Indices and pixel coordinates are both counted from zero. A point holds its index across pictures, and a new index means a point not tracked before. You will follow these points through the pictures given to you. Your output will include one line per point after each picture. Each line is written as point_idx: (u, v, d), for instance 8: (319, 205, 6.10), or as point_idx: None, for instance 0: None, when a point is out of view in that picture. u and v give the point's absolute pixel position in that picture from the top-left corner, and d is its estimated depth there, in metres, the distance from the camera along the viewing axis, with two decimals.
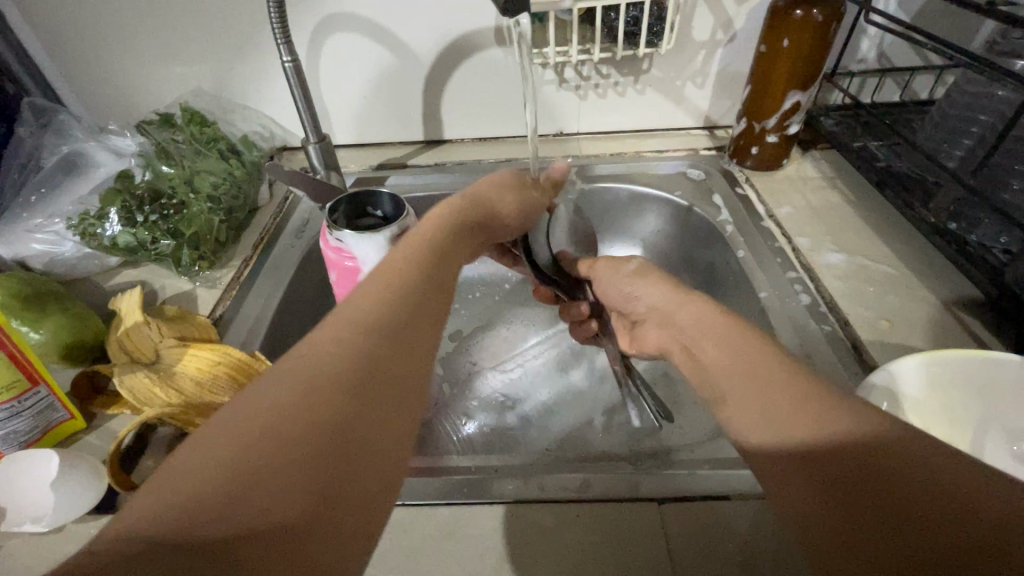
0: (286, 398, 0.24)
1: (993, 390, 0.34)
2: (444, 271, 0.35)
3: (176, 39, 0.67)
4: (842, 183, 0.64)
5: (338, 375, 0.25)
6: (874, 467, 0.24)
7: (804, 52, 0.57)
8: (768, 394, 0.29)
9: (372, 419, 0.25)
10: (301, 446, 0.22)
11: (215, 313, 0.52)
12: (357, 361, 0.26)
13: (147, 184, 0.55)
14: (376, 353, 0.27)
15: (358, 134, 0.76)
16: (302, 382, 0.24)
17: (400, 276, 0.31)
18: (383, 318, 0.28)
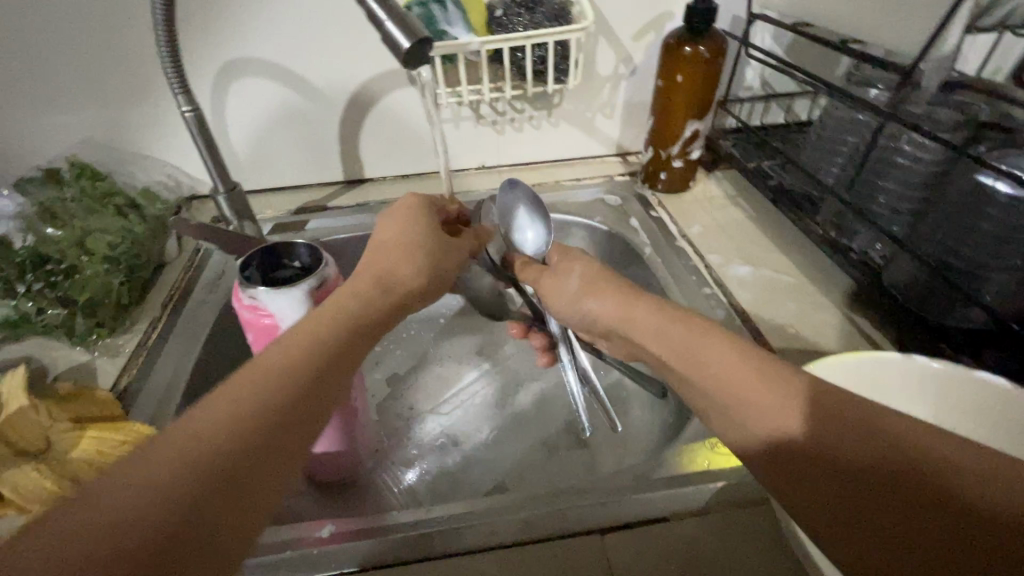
0: (139, 487, 0.23)
1: (885, 388, 0.38)
2: (349, 351, 0.34)
3: (60, 88, 0.63)
4: (743, 201, 0.69)
5: (201, 467, 0.25)
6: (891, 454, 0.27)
7: (696, 85, 0.62)
8: (762, 403, 0.31)
9: (223, 510, 0.25)
10: (140, 543, 0.22)
11: (119, 385, 0.48)
12: (225, 450, 0.26)
13: (28, 249, 0.50)
14: (246, 446, 0.26)
15: (273, 178, 0.73)
16: (172, 459, 0.24)
17: (293, 359, 0.31)
18: (264, 406, 0.28)
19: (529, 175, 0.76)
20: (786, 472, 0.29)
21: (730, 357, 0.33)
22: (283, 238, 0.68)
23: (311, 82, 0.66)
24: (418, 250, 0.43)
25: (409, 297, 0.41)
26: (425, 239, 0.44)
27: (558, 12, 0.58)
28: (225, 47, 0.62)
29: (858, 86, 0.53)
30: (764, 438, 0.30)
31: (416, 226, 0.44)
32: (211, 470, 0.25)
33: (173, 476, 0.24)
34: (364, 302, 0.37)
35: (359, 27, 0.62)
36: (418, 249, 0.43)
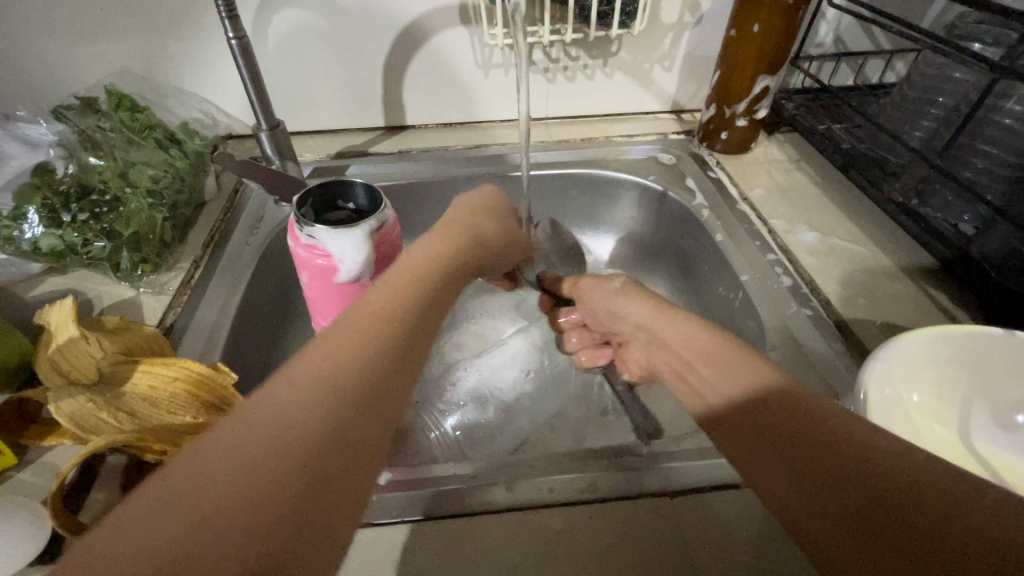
0: (303, 395, 0.24)
1: (980, 362, 0.35)
2: (435, 322, 0.34)
3: (95, 11, 0.59)
4: (806, 165, 0.65)
5: (348, 379, 0.26)
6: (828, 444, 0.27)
7: (774, 36, 0.57)
8: (718, 380, 0.34)
9: (370, 417, 0.26)
10: (311, 440, 0.23)
11: (166, 322, 0.47)
12: (367, 365, 0.27)
13: (73, 180, 0.48)
14: (383, 361, 0.28)
15: (314, 120, 0.70)
16: (324, 374, 0.26)
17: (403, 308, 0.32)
18: (388, 330, 0.30)
19: (578, 130, 0.72)
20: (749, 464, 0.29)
21: (707, 351, 0.37)
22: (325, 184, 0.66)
23: (356, 16, 0.62)
24: (491, 214, 0.48)
25: (490, 252, 0.46)
26: (493, 205, 0.49)
27: None
28: None
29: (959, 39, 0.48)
30: (726, 404, 0.33)
31: (480, 216, 0.47)
32: (360, 394, 0.26)
33: (344, 377, 0.26)
34: (459, 247, 0.41)
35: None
36: (493, 212, 0.48)
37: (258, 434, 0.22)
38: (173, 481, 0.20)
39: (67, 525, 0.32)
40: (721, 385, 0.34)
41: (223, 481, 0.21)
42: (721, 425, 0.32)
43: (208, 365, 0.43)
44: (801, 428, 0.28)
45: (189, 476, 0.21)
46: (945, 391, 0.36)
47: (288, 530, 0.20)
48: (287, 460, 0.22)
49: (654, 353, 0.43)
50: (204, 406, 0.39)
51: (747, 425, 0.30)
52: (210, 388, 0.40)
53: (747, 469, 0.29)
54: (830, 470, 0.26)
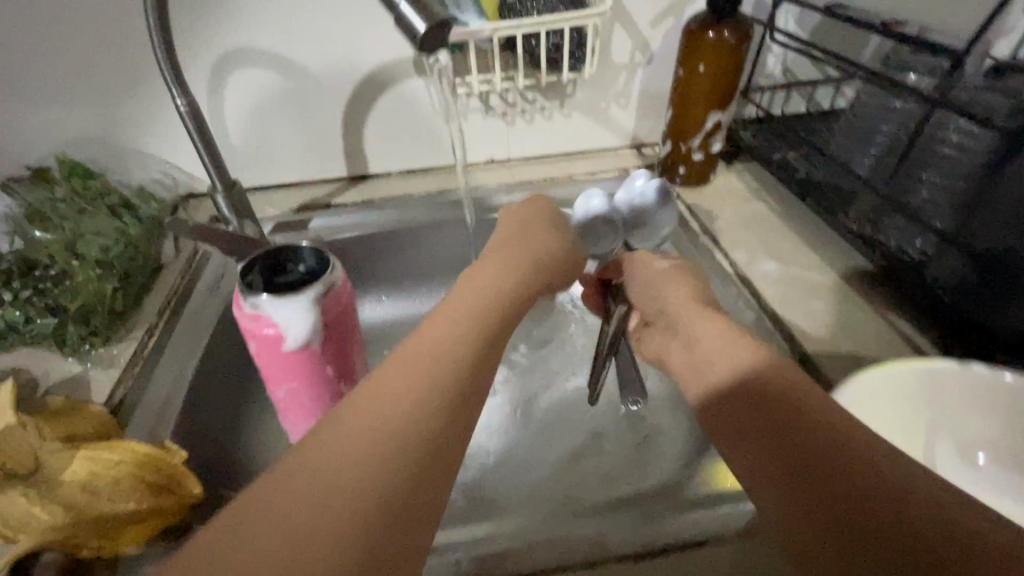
0: (369, 432, 0.25)
1: (939, 397, 0.35)
2: (498, 338, 0.34)
3: (48, 79, 0.59)
4: (766, 194, 0.66)
5: (416, 414, 0.27)
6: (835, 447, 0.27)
7: (719, 75, 0.58)
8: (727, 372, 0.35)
9: (442, 452, 0.26)
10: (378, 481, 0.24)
11: (115, 397, 0.45)
12: (434, 396, 0.28)
13: (17, 256, 0.47)
14: (444, 393, 0.28)
15: (276, 174, 0.70)
16: (387, 408, 0.27)
17: (461, 329, 0.32)
18: (448, 357, 0.30)
19: (541, 169, 0.73)
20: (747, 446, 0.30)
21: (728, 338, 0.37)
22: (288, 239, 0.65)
23: (312, 73, 0.62)
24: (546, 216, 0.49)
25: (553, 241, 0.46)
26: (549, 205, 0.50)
27: None
28: (221, 38, 0.58)
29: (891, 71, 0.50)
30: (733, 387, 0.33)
31: (527, 214, 0.49)
32: (426, 426, 0.26)
33: (409, 411, 0.27)
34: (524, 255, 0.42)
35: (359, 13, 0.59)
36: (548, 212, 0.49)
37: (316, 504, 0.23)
38: (244, 526, 0.22)
39: None
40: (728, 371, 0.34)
41: (298, 522, 0.22)
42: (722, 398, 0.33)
43: (157, 444, 0.42)
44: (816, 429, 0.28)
45: (248, 553, 0.21)
46: (910, 428, 0.36)
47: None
48: (347, 534, 0.22)
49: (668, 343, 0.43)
50: (149, 487, 0.37)
51: (751, 408, 0.31)
52: (158, 469, 0.38)
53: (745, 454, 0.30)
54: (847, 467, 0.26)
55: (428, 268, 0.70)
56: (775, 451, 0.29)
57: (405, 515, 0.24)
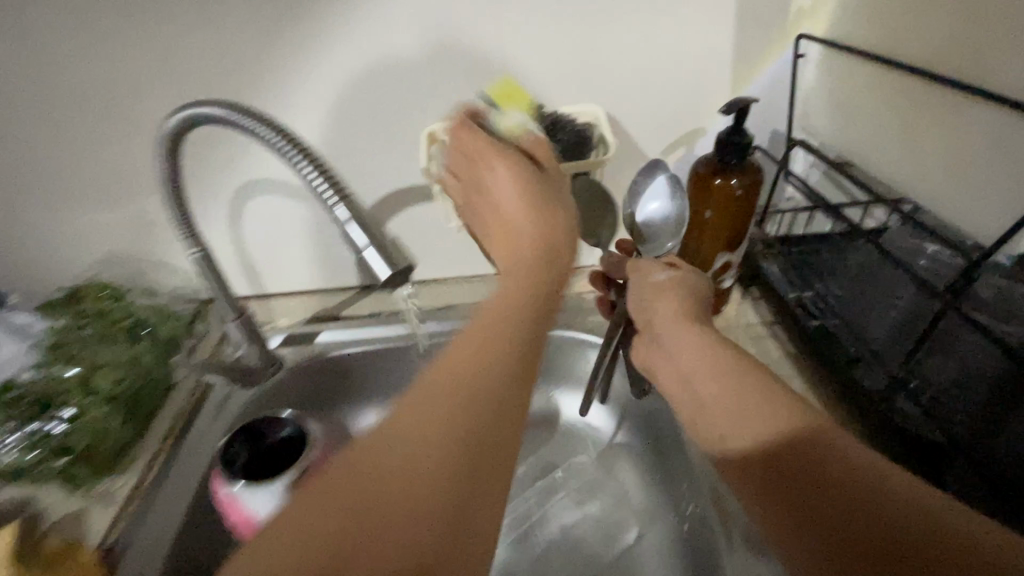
0: (417, 444, 0.27)
1: None
2: (534, 349, 0.35)
3: (87, 205, 0.64)
4: (781, 331, 0.63)
5: (458, 409, 0.29)
6: (839, 496, 0.32)
7: (728, 219, 0.57)
8: (733, 408, 0.40)
9: (493, 457, 0.29)
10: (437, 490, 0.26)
11: (107, 541, 0.48)
12: (479, 409, 0.29)
13: (37, 392, 0.51)
14: (487, 407, 0.30)
15: (294, 282, 0.73)
16: (434, 415, 0.28)
17: (504, 340, 0.34)
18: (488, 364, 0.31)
19: None
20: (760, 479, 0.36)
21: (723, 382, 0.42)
22: (295, 354, 0.66)
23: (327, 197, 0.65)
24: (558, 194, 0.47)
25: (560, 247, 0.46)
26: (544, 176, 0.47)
27: (576, 144, 0.56)
28: (241, 171, 0.62)
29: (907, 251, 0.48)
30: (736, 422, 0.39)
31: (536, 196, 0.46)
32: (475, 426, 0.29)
33: (453, 420, 0.28)
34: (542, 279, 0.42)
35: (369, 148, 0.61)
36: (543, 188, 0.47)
37: (422, 434, 0.28)
38: (285, 528, 0.25)
39: None
40: (725, 388, 0.41)
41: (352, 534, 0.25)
42: (716, 421, 0.41)
43: None
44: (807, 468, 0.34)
45: (298, 550, 0.24)
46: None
47: None
48: (402, 551, 0.24)
49: (655, 355, 0.50)
50: None
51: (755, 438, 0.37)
52: None
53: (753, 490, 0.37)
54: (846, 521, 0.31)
55: None
56: (760, 454, 0.37)
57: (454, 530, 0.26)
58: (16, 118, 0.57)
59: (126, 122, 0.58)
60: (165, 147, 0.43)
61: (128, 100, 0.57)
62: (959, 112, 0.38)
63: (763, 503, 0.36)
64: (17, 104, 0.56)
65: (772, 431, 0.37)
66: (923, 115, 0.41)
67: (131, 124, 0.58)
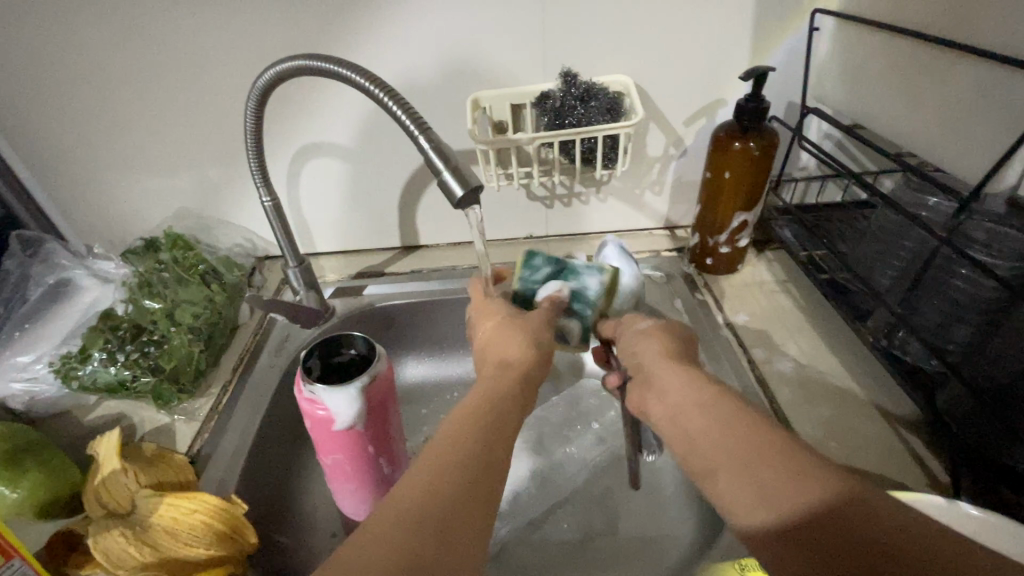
0: (366, 556, 0.28)
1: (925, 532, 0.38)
2: (488, 463, 0.35)
3: (163, 162, 0.72)
4: (794, 287, 0.67)
5: (413, 536, 0.29)
6: (832, 553, 0.29)
7: (747, 179, 0.62)
8: (739, 464, 0.33)
9: (440, 550, 0.29)
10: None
11: (192, 447, 0.54)
12: (424, 544, 0.29)
13: (129, 320, 0.58)
14: (434, 518, 0.30)
15: (341, 242, 0.79)
16: (377, 554, 0.28)
17: (446, 495, 0.32)
18: (435, 526, 0.30)
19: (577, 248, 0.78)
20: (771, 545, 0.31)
21: (731, 432, 0.35)
22: (344, 303, 0.73)
23: (376, 160, 0.71)
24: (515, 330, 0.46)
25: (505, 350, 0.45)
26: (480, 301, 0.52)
27: (612, 107, 0.60)
28: (302, 134, 0.69)
29: (911, 204, 0.53)
30: (726, 480, 0.34)
31: (488, 330, 0.47)
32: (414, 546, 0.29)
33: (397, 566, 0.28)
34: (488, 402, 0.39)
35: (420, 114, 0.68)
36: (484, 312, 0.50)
37: (378, 545, 0.29)
38: None
39: None
40: (716, 435, 0.35)
41: None
42: (706, 457, 0.35)
43: (222, 496, 0.49)
44: (824, 534, 0.29)
45: None
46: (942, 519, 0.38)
47: None
48: None
49: (645, 394, 0.42)
50: (218, 536, 0.45)
51: (740, 480, 0.33)
52: (227, 519, 0.46)
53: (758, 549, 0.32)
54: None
55: (462, 335, 0.76)
56: (761, 505, 0.32)
57: None
58: (111, 80, 0.65)
59: (205, 84, 0.66)
60: (254, 101, 0.49)
61: (208, 64, 0.64)
62: (951, 65, 0.43)
63: (777, 560, 0.31)
64: (114, 66, 0.64)
65: (779, 484, 0.31)
66: (922, 72, 0.46)
67: (211, 88, 0.66)
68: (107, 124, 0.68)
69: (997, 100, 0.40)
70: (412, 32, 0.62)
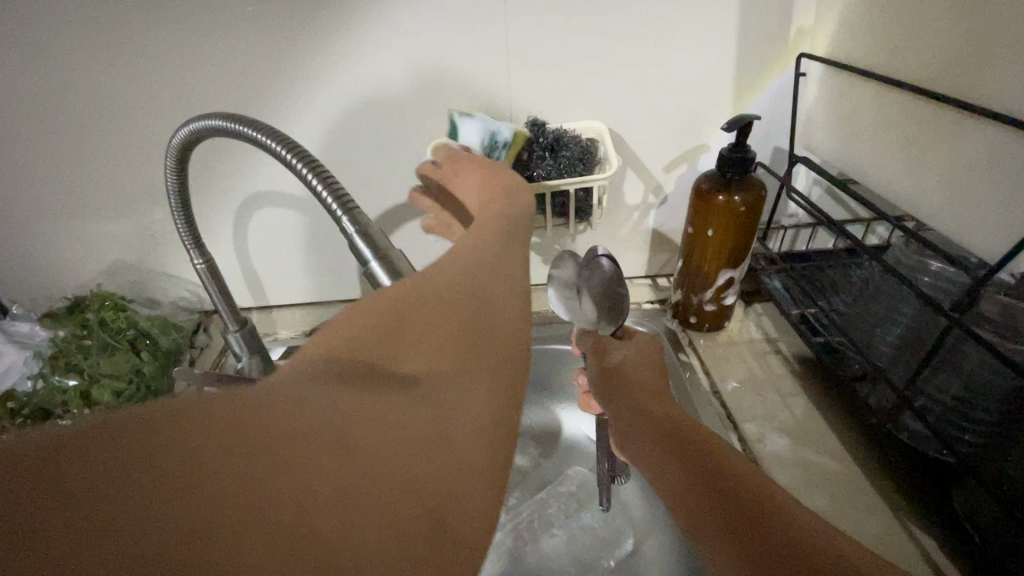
0: (292, 383, 0.19)
1: None
2: (487, 290, 0.28)
3: (97, 213, 0.65)
4: (784, 346, 0.62)
5: (376, 368, 0.21)
6: (735, 481, 0.36)
7: (732, 235, 0.57)
8: (682, 443, 0.42)
9: (420, 392, 0.21)
10: (313, 430, 0.17)
11: None
12: (370, 367, 0.21)
13: (33, 403, 0.51)
14: (412, 337, 0.23)
15: (295, 294, 0.73)
16: (321, 374, 0.20)
17: (444, 309, 0.25)
18: (402, 346, 0.23)
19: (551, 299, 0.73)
20: (695, 496, 0.37)
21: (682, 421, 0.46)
22: None
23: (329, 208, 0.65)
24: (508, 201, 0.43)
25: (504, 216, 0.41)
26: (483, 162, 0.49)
27: (582, 156, 0.55)
28: (247, 183, 0.62)
29: (910, 268, 0.48)
30: (665, 440, 0.43)
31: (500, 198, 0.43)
32: (376, 359, 0.22)
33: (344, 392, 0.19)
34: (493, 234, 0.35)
35: (363, 177, 0.64)
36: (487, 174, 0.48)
37: (328, 377, 0.20)
38: (151, 445, 0.15)
39: None
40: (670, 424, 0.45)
41: (189, 459, 0.15)
42: (659, 434, 0.44)
43: None
44: (733, 482, 0.36)
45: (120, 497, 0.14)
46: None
47: (285, 526, 0.15)
48: (271, 480, 0.16)
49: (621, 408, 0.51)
50: None
51: (682, 447, 0.42)
52: None
53: (684, 497, 0.37)
54: (743, 521, 0.33)
55: None
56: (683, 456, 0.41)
57: (372, 451, 0.18)
58: (32, 126, 0.58)
59: (136, 131, 0.59)
60: (172, 158, 0.43)
61: (137, 109, 0.58)
62: (954, 127, 0.39)
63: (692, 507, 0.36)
64: (34, 113, 0.57)
65: (700, 448, 0.41)
66: (922, 132, 0.41)
67: (142, 135, 0.60)
68: (28, 173, 0.61)
69: (1012, 170, 0.35)
70: (362, 73, 0.57)
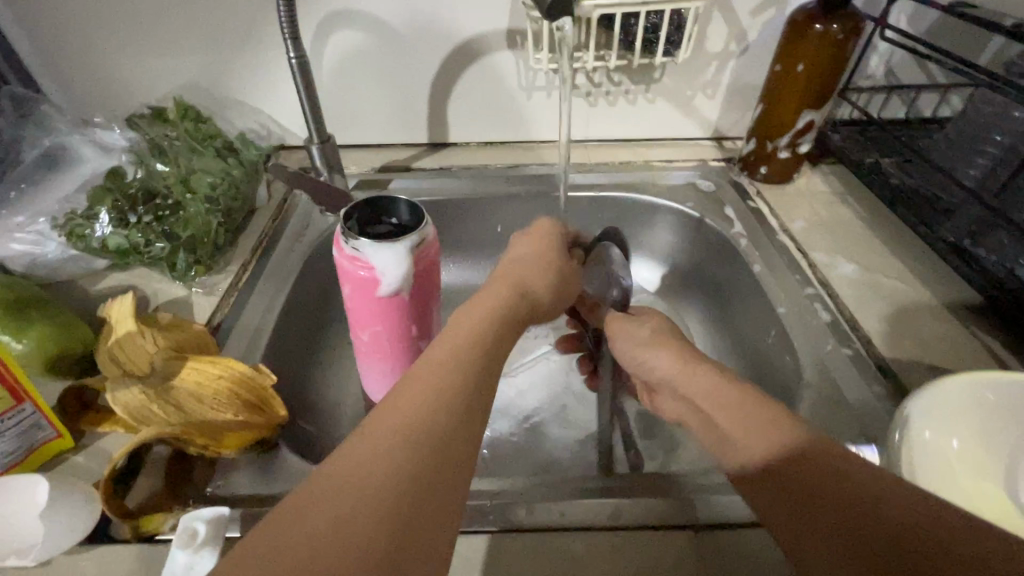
0: (352, 500, 0.23)
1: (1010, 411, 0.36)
2: (491, 378, 0.32)
3: (171, 24, 0.64)
4: (851, 198, 0.64)
5: (401, 460, 0.25)
6: (837, 484, 0.28)
7: (822, 69, 0.57)
8: (757, 437, 0.32)
9: (429, 520, 0.24)
10: (370, 509, 0.23)
11: (214, 322, 0.49)
12: (397, 486, 0.24)
13: (140, 184, 0.53)
14: (411, 459, 0.25)
15: (362, 133, 0.73)
16: (350, 505, 0.23)
17: (436, 386, 0.29)
18: (425, 440, 0.26)
19: (616, 152, 0.73)
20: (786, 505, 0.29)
21: (734, 403, 0.35)
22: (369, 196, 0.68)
23: (405, 35, 0.65)
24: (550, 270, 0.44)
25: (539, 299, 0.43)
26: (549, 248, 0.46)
27: None
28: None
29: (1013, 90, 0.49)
30: (752, 452, 0.32)
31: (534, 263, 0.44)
32: (400, 485, 0.24)
33: (364, 515, 0.22)
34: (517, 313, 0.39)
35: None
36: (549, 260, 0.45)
37: (363, 492, 0.23)
38: None
39: (115, 509, 0.34)
40: (735, 420, 0.34)
41: None
42: (727, 427, 0.35)
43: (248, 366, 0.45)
44: (834, 486, 0.28)
45: None
46: (982, 447, 0.36)
47: None
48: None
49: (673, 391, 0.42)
50: (247, 403, 0.41)
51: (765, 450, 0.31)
52: (252, 387, 0.42)
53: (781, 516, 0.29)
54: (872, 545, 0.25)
55: (493, 239, 0.72)
56: (764, 448, 0.32)
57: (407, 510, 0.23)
58: None
59: None
60: None
61: None
62: None
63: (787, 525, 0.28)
64: None
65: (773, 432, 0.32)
66: None
67: None
68: None
69: None
70: None
